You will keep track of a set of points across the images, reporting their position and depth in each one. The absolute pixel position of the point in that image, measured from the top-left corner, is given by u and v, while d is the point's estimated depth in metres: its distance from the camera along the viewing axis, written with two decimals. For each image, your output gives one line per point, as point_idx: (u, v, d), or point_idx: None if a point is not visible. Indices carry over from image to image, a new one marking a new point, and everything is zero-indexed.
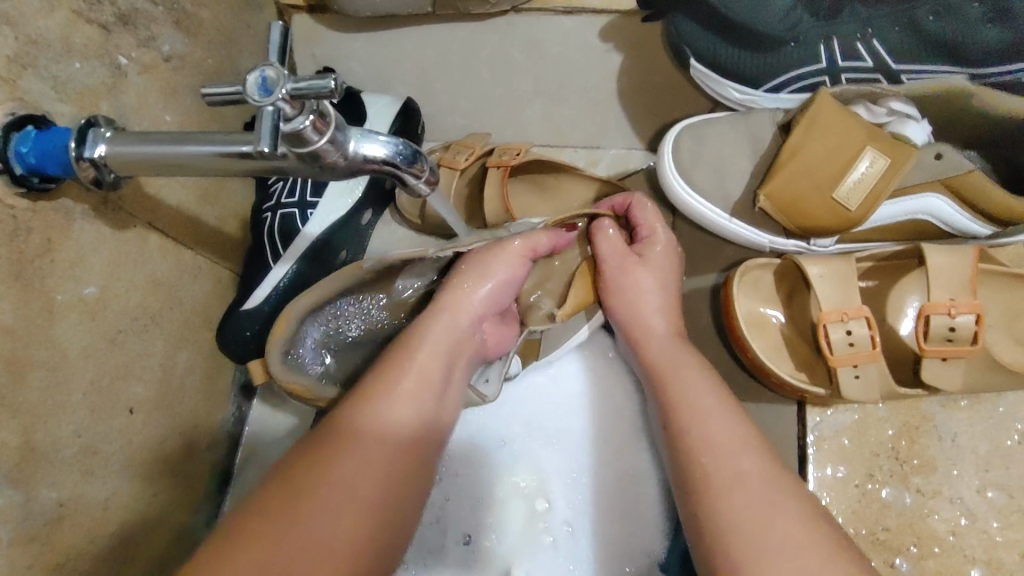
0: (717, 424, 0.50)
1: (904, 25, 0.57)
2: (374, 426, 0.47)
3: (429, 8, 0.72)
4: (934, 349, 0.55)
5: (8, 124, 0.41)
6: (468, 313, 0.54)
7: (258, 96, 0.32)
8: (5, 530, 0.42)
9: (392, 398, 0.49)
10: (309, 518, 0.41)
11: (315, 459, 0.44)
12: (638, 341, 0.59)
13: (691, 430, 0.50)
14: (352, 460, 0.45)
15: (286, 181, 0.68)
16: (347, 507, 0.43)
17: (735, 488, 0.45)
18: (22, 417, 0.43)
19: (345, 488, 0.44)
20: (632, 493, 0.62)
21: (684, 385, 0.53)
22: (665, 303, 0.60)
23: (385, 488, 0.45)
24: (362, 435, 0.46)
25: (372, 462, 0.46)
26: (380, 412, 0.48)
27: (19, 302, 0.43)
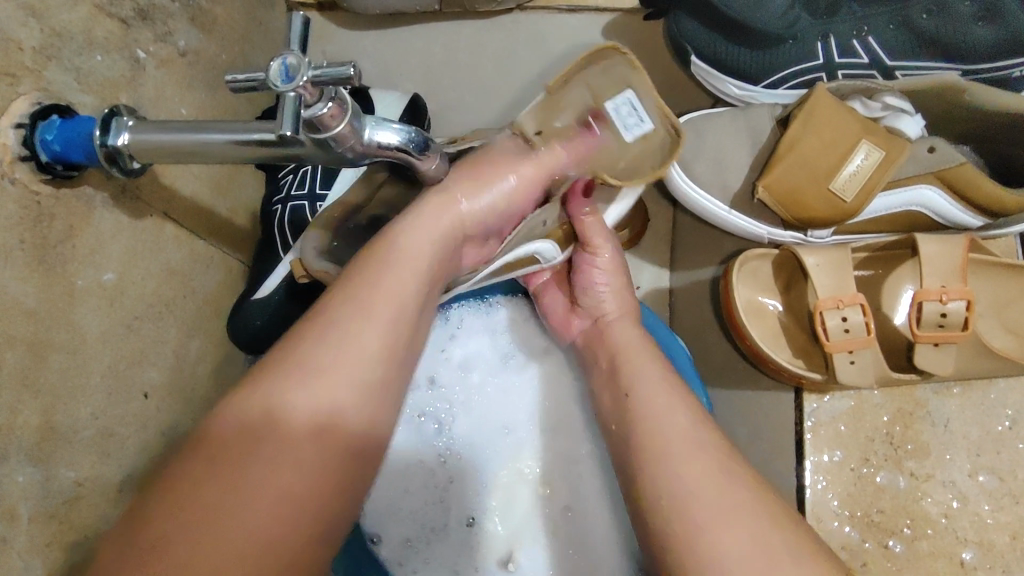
0: (665, 410, 0.48)
1: (898, 23, 0.59)
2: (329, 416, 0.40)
3: (437, 6, 0.73)
4: (926, 335, 0.56)
5: (35, 112, 0.42)
6: (443, 230, 0.48)
7: (280, 82, 0.33)
8: (26, 508, 0.43)
9: (334, 353, 0.41)
10: (239, 504, 0.36)
11: (261, 445, 0.38)
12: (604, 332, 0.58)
13: (639, 413, 0.49)
14: (285, 438, 0.39)
15: (296, 174, 0.70)
16: (278, 494, 0.38)
17: (666, 473, 0.44)
18: (43, 398, 0.45)
19: (275, 473, 0.38)
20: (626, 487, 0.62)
21: (659, 381, 0.50)
22: (621, 283, 0.60)
23: (323, 467, 0.39)
24: (315, 425, 0.40)
25: (309, 437, 0.39)
26: (331, 399, 0.40)
27: (42, 285, 0.44)
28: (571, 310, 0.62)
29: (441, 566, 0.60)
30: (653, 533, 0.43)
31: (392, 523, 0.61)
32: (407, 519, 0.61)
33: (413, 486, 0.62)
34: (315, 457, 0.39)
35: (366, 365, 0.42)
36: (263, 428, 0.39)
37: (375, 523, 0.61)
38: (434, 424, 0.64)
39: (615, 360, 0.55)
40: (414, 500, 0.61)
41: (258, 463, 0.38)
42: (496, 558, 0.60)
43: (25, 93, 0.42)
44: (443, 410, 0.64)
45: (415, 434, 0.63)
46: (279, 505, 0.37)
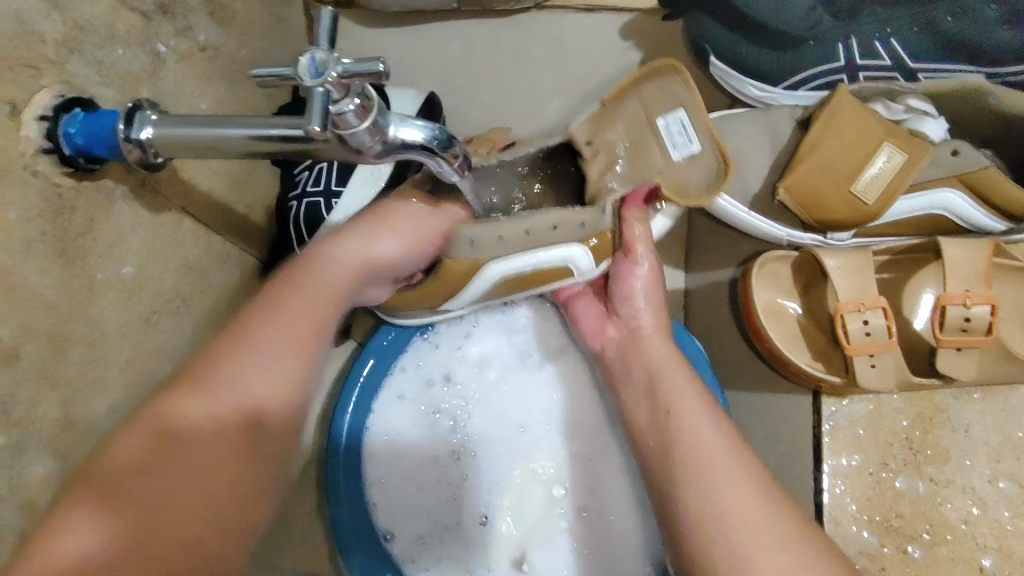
0: (697, 430, 0.50)
1: (921, 25, 0.60)
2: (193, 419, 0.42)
3: (455, 4, 0.73)
4: (949, 338, 0.56)
5: (58, 105, 0.42)
6: (349, 256, 0.51)
7: (309, 77, 0.33)
8: (44, 501, 0.43)
9: (250, 362, 0.44)
10: (142, 486, 0.38)
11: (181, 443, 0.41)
12: (642, 342, 0.58)
13: (674, 435, 0.51)
14: (194, 434, 0.41)
15: (311, 171, 0.70)
16: (179, 490, 0.39)
17: (705, 497, 0.46)
18: (62, 390, 0.44)
19: (180, 470, 0.40)
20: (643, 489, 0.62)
21: (689, 401, 0.53)
22: (657, 298, 0.61)
23: (223, 467, 0.42)
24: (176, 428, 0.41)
25: (213, 434, 0.42)
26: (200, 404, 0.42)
27: (62, 278, 0.44)
28: (606, 318, 0.63)
29: (458, 564, 0.60)
30: (694, 555, 0.46)
31: (404, 519, 0.61)
32: (420, 515, 0.61)
33: (426, 483, 0.62)
34: (211, 457, 0.41)
35: (269, 373, 0.45)
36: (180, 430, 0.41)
37: (385, 519, 0.61)
38: (449, 421, 0.63)
39: (653, 376, 0.56)
40: (427, 497, 0.62)
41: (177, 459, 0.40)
42: (510, 559, 0.60)
43: (48, 85, 0.42)
44: (459, 408, 0.64)
45: (430, 432, 0.63)
46: (179, 500, 0.39)
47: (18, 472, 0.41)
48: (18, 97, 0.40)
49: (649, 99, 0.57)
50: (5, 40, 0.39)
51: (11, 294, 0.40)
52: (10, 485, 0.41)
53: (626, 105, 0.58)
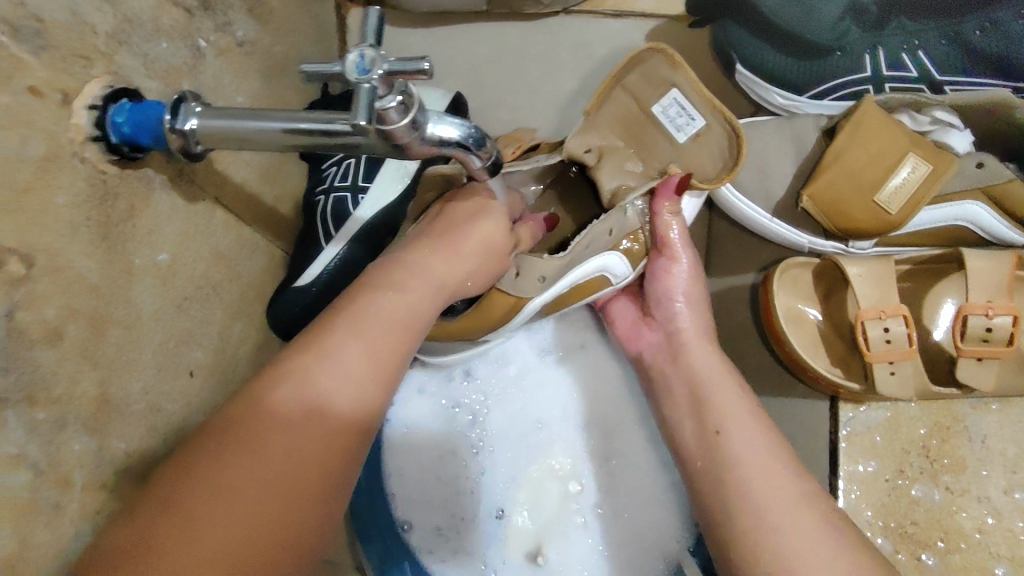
0: (748, 448, 0.50)
1: (951, 38, 0.61)
2: (294, 403, 0.41)
3: (484, 7, 0.74)
4: (969, 349, 0.57)
5: (106, 95, 0.44)
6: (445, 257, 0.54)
7: (356, 74, 0.35)
8: (80, 476, 0.45)
9: (335, 363, 0.44)
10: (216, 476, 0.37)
11: (260, 429, 0.39)
12: (680, 345, 0.59)
13: (726, 455, 0.51)
14: (285, 419, 0.40)
15: (339, 166, 0.71)
16: (274, 476, 0.38)
17: (760, 519, 0.46)
18: (100, 369, 0.46)
19: (281, 454, 0.39)
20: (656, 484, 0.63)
21: (735, 404, 0.54)
22: (697, 297, 0.61)
23: (320, 462, 0.41)
24: (274, 412, 0.40)
25: (306, 421, 0.41)
26: (314, 387, 0.42)
27: (105, 261, 0.45)
28: (642, 322, 0.63)
29: (472, 553, 0.61)
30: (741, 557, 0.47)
31: (423, 511, 0.62)
32: (438, 507, 0.62)
33: (445, 474, 0.63)
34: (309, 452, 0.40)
35: (361, 375, 0.45)
36: (265, 413, 0.40)
37: (403, 509, 0.62)
38: (468, 416, 0.65)
39: (696, 387, 0.56)
40: (445, 489, 0.62)
41: (258, 445, 0.39)
42: (526, 551, 0.61)
43: (98, 75, 0.44)
44: (478, 403, 0.65)
45: (449, 425, 0.64)
46: (261, 482, 0.38)
47: (58, 447, 0.43)
48: (70, 86, 0.42)
49: (638, 91, 0.63)
50: (59, 30, 0.40)
51: (59, 276, 0.42)
52: (50, 459, 0.42)
53: (614, 100, 0.63)
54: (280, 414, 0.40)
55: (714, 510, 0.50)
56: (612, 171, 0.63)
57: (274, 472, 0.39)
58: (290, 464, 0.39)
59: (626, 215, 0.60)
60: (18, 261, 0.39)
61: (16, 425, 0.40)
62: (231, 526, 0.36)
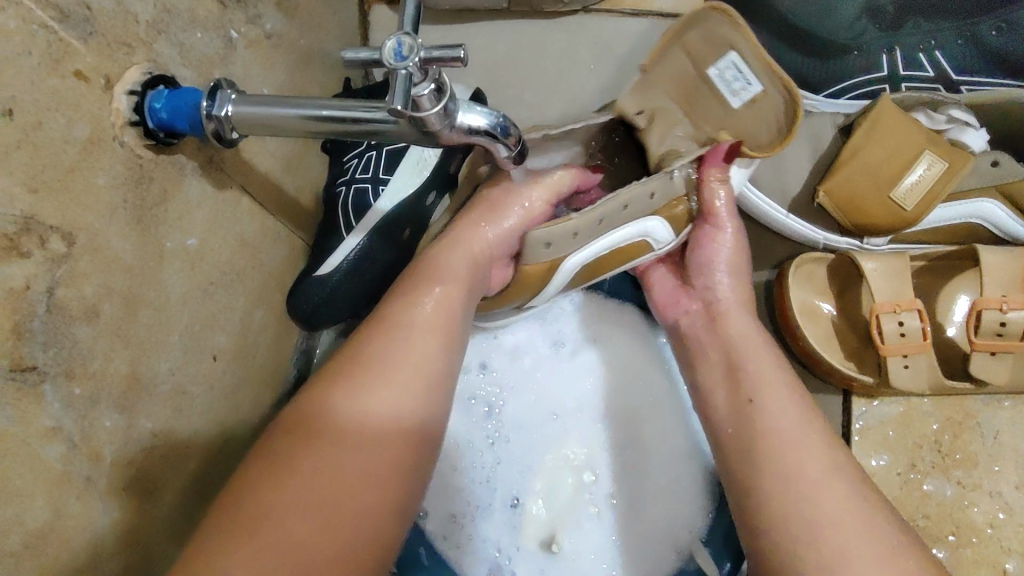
0: (784, 418, 0.51)
1: (967, 38, 0.62)
2: (348, 419, 0.45)
3: (505, 4, 0.76)
4: (983, 343, 0.57)
5: (145, 82, 0.45)
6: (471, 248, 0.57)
7: (393, 60, 0.36)
8: (110, 451, 0.46)
9: (386, 382, 0.47)
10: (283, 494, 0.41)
11: (313, 446, 0.44)
12: (721, 314, 0.60)
13: (765, 429, 0.51)
14: (344, 437, 0.45)
15: (360, 159, 0.72)
16: (332, 494, 0.42)
17: (787, 481, 0.47)
18: (131, 348, 0.47)
19: (338, 469, 0.43)
20: (671, 480, 0.64)
21: (771, 371, 0.54)
22: (739, 266, 0.62)
23: (374, 477, 0.44)
24: (339, 429, 0.45)
25: (364, 439, 0.45)
26: (361, 402, 0.46)
27: (139, 243, 0.47)
28: (681, 290, 0.65)
29: (483, 543, 0.62)
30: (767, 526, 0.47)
31: (437, 498, 0.63)
32: (451, 494, 0.63)
33: (462, 465, 0.64)
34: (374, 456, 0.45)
35: (410, 393, 0.48)
36: (316, 431, 0.44)
37: None
38: (484, 407, 0.66)
39: (732, 356, 0.57)
40: (462, 479, 0.64)
41: (311, 461, 0.43)
42: (538, 539, 0.62)
43: (138, 63, 0.45)
44: (494, 394, 0.66)
45: (465, 416, 0.65)
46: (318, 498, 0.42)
47: (91, 422, 0.44)
48: (113, 72, 0.43)
49: (697, 52, 0.63)
50: (105, 18, 0.42)
51: (96, 256, 0.43)
52: (83, 433, 0.43)
53: (671, 57, 0.64)
54: (331, 432, 0.44)
55: (740, 476, 0.51)
56: (661, 134, 0.65)
57: (329, 486, 0.42)
58: (345, 481, 0.43)
59: (671, 179, 0.60)
60: (60, 239, 0.40)
61: (54, 399, 0.41)
62: (288, 541, 0.40)
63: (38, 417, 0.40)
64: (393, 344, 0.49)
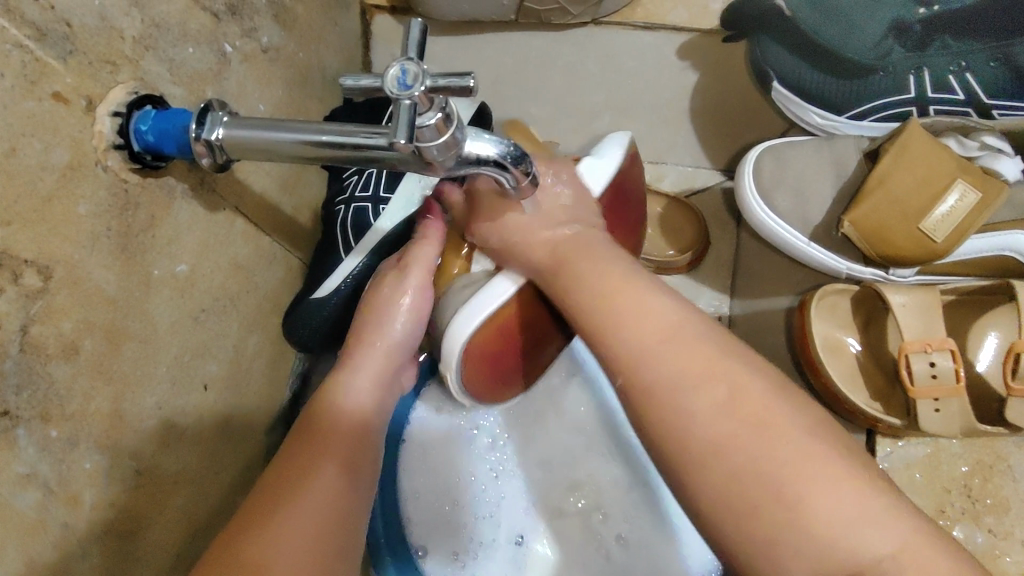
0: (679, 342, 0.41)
1: (1000, 60, 0.59)
2: (316, 460, 0.46)
3: (512, 16, 0.73)
4: (1021, 388, 0.54)
5: (131, 102, 0.42)
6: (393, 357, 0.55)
7: (397, 89, 0.32)
8: (89, 494, 0.43)
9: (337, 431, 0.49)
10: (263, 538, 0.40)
11: (278, 491, 0.43)
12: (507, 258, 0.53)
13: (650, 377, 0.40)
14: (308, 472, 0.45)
15: (361, 175, 0.69)
16: (302, 526, 0.41)
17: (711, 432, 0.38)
18: (115, 384, 0.44)
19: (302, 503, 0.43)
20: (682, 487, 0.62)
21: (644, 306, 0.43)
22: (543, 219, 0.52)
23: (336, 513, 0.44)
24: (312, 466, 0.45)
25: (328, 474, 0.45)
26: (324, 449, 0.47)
27: (123, 273, 0.44)
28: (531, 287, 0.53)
29: None
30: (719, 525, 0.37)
31: (441, 537, 0.60)
32: (454, 532, 0.60)
33: (465, 500, 0.61)
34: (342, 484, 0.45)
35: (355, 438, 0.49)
36: (286, 475, 0.44)
37: (421, 534, 0.60)
38: (488, 440, 0.63)
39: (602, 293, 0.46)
40: (465, 515, 0.61)
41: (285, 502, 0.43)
42: None
43: (123, 81, 0.42)
44: (499, 427, 0.63)
45: (468, 450, 0.62)
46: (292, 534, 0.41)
47: (69, 466, 0.41)
48: (96, 92, 0.40)
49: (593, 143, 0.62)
50: (88, 35, 0.39)
51: (76, 289, 0.40)
52: (60, 478, 0.41)
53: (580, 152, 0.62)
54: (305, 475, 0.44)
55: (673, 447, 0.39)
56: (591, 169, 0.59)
57: (297, 509, 0.42)
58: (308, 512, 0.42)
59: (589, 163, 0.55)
60: (36, 273, 0.37)
61: (27, 444, 0.38)
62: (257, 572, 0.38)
63: (10, 463, 0.37)
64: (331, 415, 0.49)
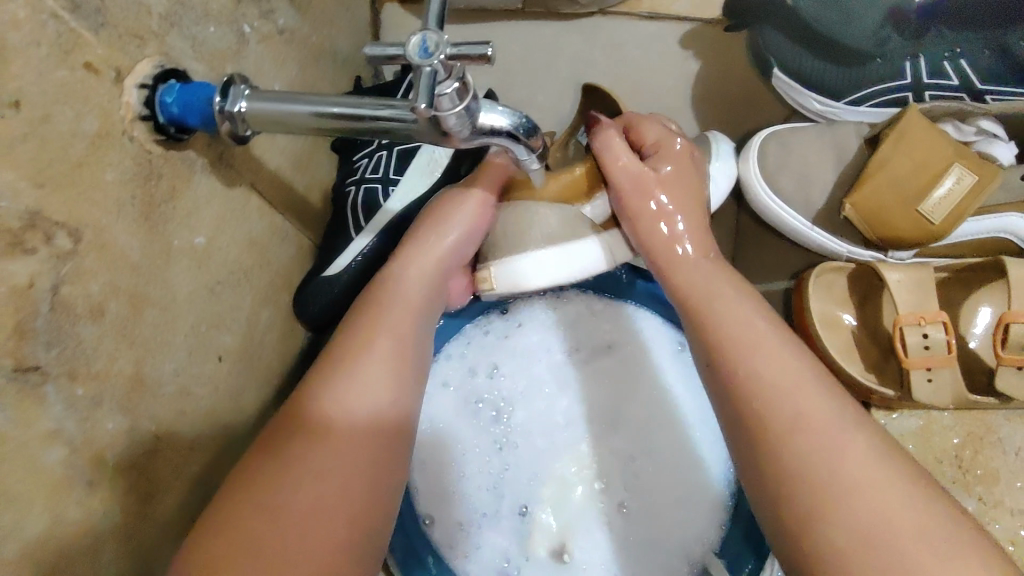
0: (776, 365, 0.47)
1: (995, 50, 0.61)
2: (337, 420, 0.46)
3: (520, 4, 0.75)
4: (1011, 358, 0.56)
5: (156, 75, 0.44)
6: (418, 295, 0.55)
7: (418, 57, 0.34)
8: (113, 454, 0.45)
9: (351, 382, 0.48)
10: (263, 534, 0.40)
11: (284, 461, 0.44)
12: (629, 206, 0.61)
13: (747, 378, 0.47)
14: (333, 445, 0.45)
15: (371, 158, 0.70)
16: (317, 515, 0.42)
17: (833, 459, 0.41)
18: (136, 348, 0.46)
19: (318, 486, 0.43)
20: (693, 466, 0.64)
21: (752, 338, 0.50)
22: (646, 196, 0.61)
23: (362, 489, 0.45)
24: (330, 427, 0.46)
25: (352, 440, 0.46)
26: (347, 398, 0.47)
27: (146, 240, 0.46)
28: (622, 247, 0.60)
29: (491, 552, 0.61)
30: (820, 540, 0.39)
31: (447, 505, 0.62)
32: (461, 501, 0.62)
33: (471, 471, 0.63)
34: (356, 458, 0.45)
35: (382, 392, 0.49)
36: (298, 440, 0.45)
37: (427, 503, 0.62)
38: (491, 412, 0.65)
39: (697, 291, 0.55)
40: (471, 485, 0.62)
41: (291, 480, 0.43)
42: (549, 549, 0.61)
43: (149, 55, 0.44)
44: (502, 399, 0.65)
45: (472, 420, 0.64)
46: (310, 523, 0.42)
47: (93, 425, 0.43)
48: (125, 64, 0.42)
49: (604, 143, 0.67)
50: (117, 9, 0.41)
51: (103, 253, 0.42)
52: (85, 435, 0.42)
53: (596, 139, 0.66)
54: (318, 440, 0.45)
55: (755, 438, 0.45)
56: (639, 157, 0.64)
57: (301, 489, 0.43)
58: (321, 497, 0.43)
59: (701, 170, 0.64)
60: (66, 235, 0.39)
61: (55, 400, 0.40)
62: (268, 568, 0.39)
63: (39, 418, 0.39)
64: (357, 366, 0.49)
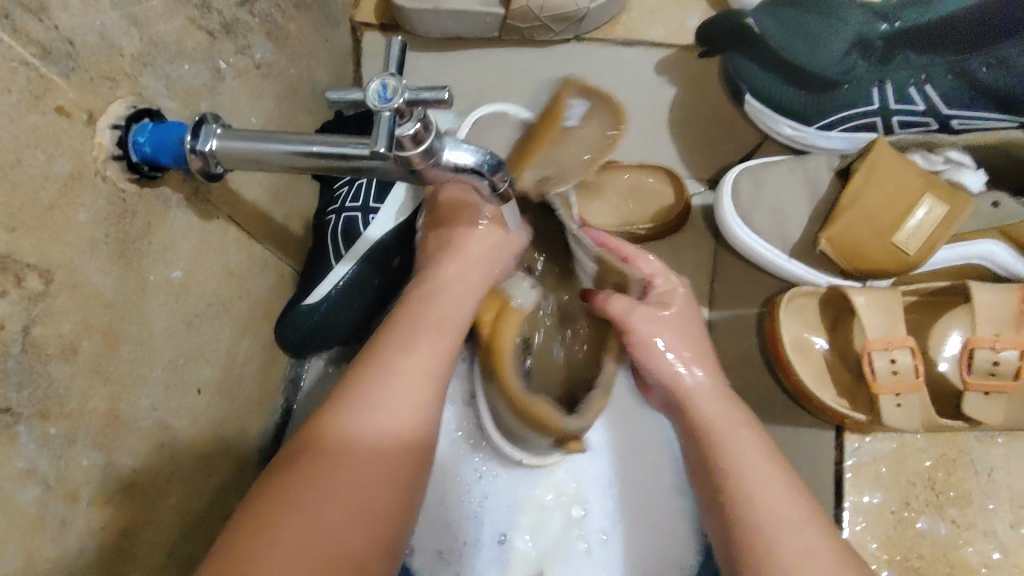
0: (750, 470, 0.49)
1: (956, 74, 0.63)
2: (359, 427, 0.43)
3: (496, 33, 0.76)
4: (976, 382, 0.59)
5: (129, 115, 0.45)
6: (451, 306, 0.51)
7: (377, 102, 0.35)
8: (87, 491, 0.45)
9: (385, 397, 0.45)
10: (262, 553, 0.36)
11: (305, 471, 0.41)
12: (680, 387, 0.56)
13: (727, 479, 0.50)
14: (359, 451, 0.42)
15: (351, 186, 0.71)
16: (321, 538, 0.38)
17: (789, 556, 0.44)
18: (111, 385, 0.46)
19: (333, 500, 0.40)
20: (663, 508, 0.64)
21: (744, 438, 0.52)
22: (688, 341, 0.58)
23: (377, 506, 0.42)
24: (354, 438, 0.42)
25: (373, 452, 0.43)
26: (369, 411, 0.44)
27: (120, 277, 0.46)
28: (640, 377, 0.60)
29: None
30: None
31: (428, 534, 0.62)
32: (441, 529, 0.62)
33: (450, 499, 0.63)
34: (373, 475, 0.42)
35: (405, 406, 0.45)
36: (319, 450, 0.42)
37: None
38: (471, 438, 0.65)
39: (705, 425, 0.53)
40: (449, 513, 0.63)
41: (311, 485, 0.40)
42: None
43: (122, 96, 0.45)
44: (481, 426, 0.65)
45: (452, 447, 0.65)
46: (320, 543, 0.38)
47: (67, 462, 0.43)
48: (96, 106, 0.43)
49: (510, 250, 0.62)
50: (89, 53, 0.42)
51: (76, 292, 0.42)
52: (58, 474, 0.42)
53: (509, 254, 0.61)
54: (341, 450, 0.42)
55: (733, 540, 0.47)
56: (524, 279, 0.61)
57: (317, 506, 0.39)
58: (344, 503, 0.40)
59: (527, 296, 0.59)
60: (38, 277, 0.40)
61: (28, 440, 0.40)
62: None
63: (13, 458, 0.39)
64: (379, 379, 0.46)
